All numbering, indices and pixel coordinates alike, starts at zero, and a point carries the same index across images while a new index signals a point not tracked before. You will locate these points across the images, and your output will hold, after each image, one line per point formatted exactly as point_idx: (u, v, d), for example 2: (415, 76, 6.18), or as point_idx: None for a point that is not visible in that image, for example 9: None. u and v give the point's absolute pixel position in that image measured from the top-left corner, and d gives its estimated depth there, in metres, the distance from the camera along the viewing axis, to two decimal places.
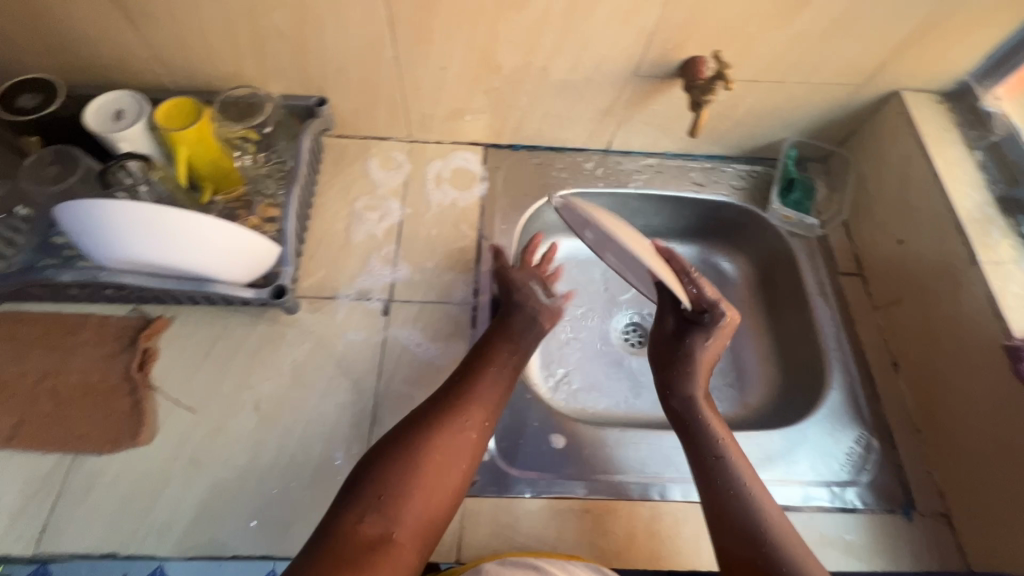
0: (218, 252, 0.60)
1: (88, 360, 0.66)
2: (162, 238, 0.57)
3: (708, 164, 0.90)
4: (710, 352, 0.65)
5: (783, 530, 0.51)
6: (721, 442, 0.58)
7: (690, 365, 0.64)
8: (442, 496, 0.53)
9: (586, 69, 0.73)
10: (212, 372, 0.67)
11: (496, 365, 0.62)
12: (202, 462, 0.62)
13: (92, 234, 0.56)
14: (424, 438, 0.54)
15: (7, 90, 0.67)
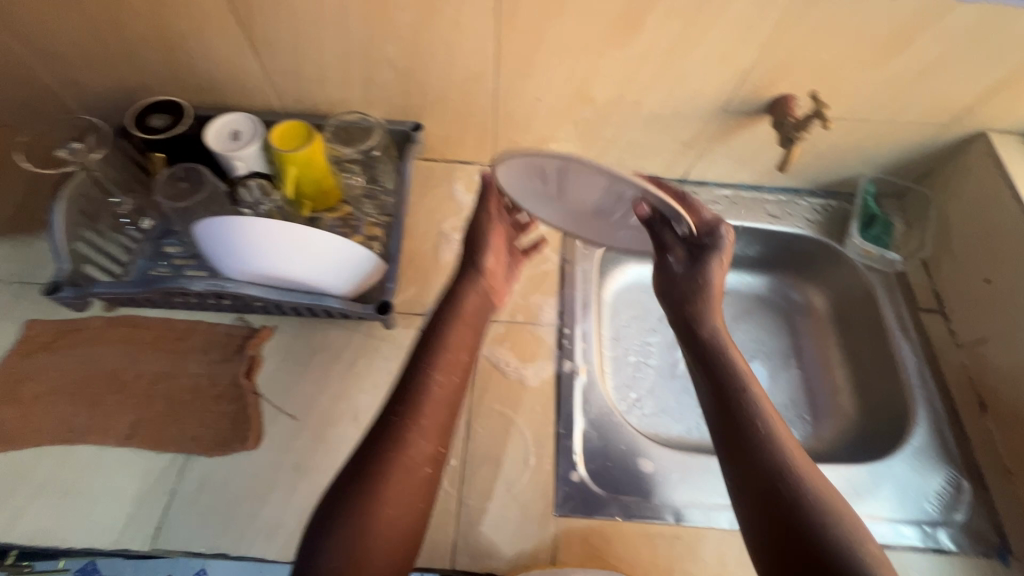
0: (341, 257, 0.63)
1: (200, 364, 0.69)
2: (293, 242, 0.60)
3: (783, 197, 0.91)
4: (721, 277, 0.59)
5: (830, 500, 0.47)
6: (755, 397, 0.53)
7: (707, 295, 0.59)
8: (391, 551, 0.49)
9: (676, 103, 0.76)
10: (313, 381, 0.70)
11: (432, 386, 0.55)
12: (306, 468, 0.64)
13: (230, 242, 0.60)
14: (357, 505, 0.48)
15: (141, 111, 0.72)
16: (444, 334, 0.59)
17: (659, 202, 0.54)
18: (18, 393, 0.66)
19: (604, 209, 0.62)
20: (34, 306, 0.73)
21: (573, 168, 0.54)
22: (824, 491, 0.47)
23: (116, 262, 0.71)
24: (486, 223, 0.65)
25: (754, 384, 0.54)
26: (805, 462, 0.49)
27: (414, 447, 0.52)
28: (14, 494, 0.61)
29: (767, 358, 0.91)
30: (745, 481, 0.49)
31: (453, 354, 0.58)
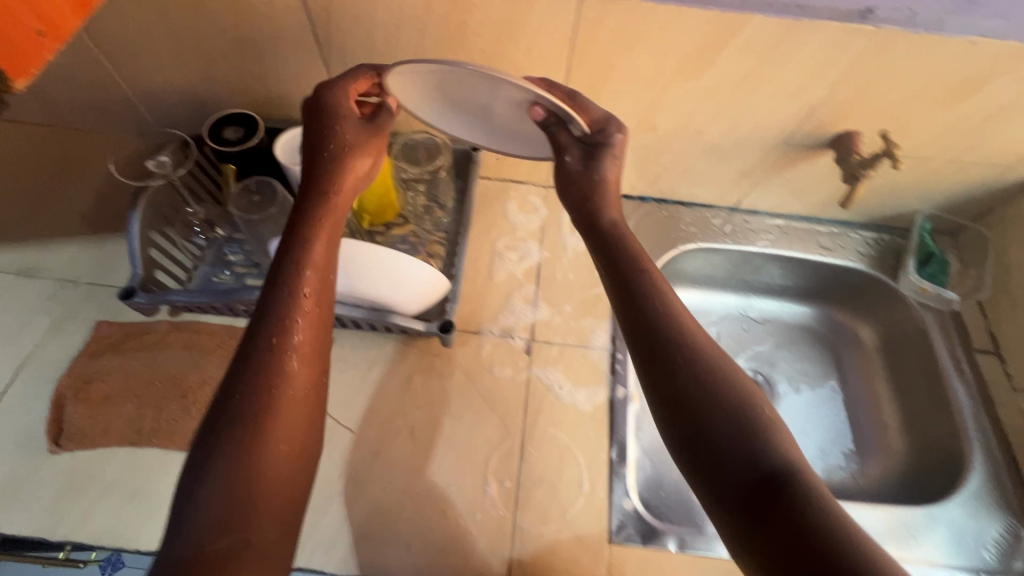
0: (411, 280, 0.64)
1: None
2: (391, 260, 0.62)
3: (835, 229, 0.91)
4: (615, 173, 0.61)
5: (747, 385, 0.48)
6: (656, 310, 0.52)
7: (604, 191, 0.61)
8: (286, 463, 0.48)
9: (739, 134, 0.76)
10: (370, 395, 0.71)
11: (298, 310, 0.53)
12: (364, 481, 0.65)
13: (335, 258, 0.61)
14: (233, 446, 0.46)
15: (216, 123, 0.73)
16: (304, 253, 0.55)
17: (554, 105, 0.57)
18: (87, 394, 0.67)
19: (507, 123, 0.65)
20: (103, 308, 0.75)
21: (467, 77, 0.55)
22: (728, 376, 0.48)
23: (182, 268, 0.74)
24: (342, 126, 0.59)
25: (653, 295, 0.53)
26: (706, 360, 0.49)
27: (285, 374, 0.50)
28: (81, 495, 0.62)
29: (811, 389, 0.92)
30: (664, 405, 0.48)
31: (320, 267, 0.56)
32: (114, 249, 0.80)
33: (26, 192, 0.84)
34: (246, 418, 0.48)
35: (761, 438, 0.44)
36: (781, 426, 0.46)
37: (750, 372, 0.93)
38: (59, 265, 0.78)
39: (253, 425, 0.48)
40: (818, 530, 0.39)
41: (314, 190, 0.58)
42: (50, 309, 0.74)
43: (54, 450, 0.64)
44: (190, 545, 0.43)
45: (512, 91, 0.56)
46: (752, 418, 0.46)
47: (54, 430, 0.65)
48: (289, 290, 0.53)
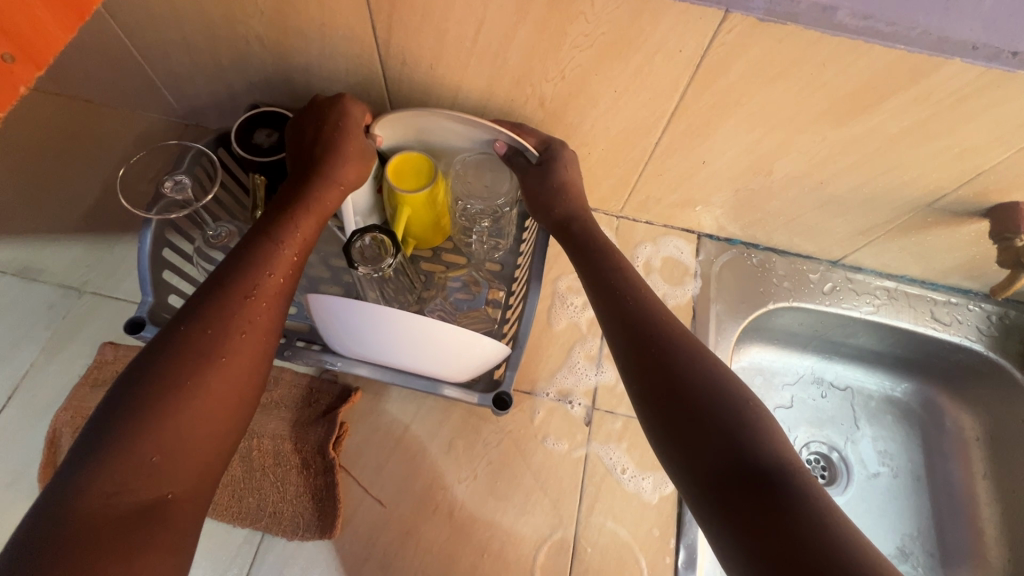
0: (476, 360, 0.53)
1: (285, 426, 0.61)
2: (459, 355, 0.51)
3: (952, 299, 0.78)
4: (573, 176, 0.60)
5: (739, 385, 0.44)
6: (654, 316, 0.50)
7: (567, 196, 0.60)
8: (225, 415, 0.43)
9: (872, 190, 0.63)
10: (405, 462, 0.62)
11: (279, 262, 0.49)
12: (393, 566, 0.57)
13: (400, 348, 0.50)
14: (175, 385, 0.40)
15: (246, 124, 0.62)
16: (299, 212, 0.52)
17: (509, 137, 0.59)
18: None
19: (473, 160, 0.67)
20: (107, 325, 0.66)
21: (433, 121, 0.59)
22: (721, 374, 0.45)
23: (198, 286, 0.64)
24: (353, 132, 0.56)
25: (641, 291, 0.52)
26: (697, 361, 0.46)
27: (251, 325, 0.45)
28: None
29: (893, 474, 0.81)
30: (659, 402, 0.45)
31: (307, 230, 0.52)
32: (124, 253, 0.70)
33: (27, 174, 0.73)
34: (196, 359, 0.42)
35: (761, 436, 0.41)
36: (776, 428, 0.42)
37: (825, 447, 0.82)
38: (61, 268, 0.69)
39: (206, 367, 0.42)
40: (820, 531, 0.36)
41: (303, 171, 0.54)
42: (51, 322, 0.66)
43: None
44: (110, 484, 0.37)
45: (472, 128, 0.59)
46: (749, 411, 0.42)
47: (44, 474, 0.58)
48: (271, 242, 0.49)
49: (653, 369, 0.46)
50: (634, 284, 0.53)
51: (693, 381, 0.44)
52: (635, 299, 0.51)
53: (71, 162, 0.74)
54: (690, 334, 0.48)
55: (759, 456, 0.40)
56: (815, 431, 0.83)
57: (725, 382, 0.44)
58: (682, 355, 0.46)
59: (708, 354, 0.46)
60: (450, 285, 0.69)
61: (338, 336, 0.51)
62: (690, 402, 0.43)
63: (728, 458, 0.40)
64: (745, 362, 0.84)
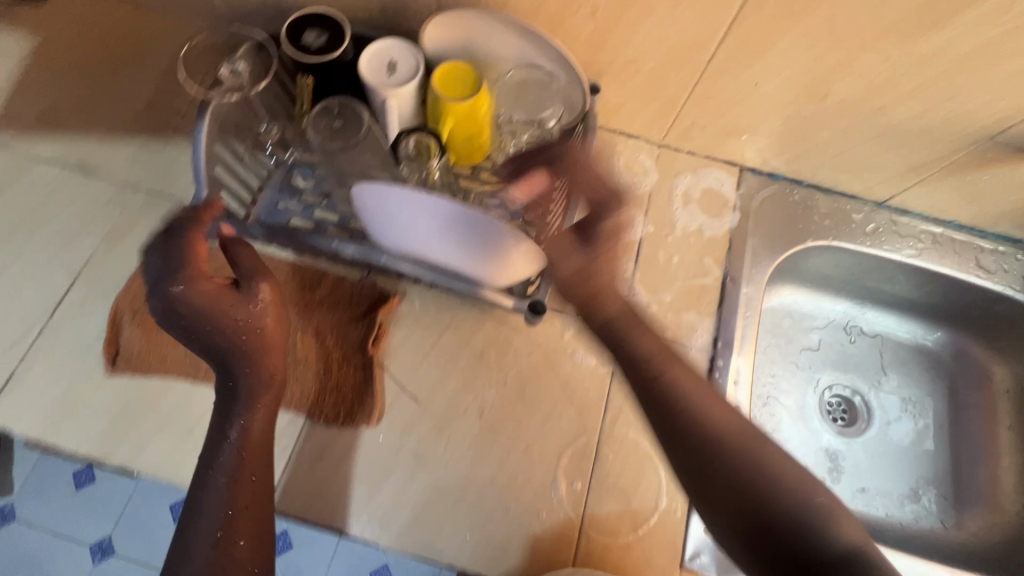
0: (510, 265, 0.54)
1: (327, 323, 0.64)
2: (499, 258, 0.52)
3: (999, 247, 0.76)
4: (613, 244, 0.52)
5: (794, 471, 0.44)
6: (695, 403, 0.48)
7: (609, 264, 0.52)
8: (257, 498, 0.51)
9: (933, 119, 0.61)
10: (439, 363, 0.64)
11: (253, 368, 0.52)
12: (425, 457, 0.60)
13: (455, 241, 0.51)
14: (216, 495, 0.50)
15: (296, 24, 0.61)
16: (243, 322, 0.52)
17: (550, 48, 0.61)
18: (140, 314, 0.63)
19: (516, 88, 0.64)
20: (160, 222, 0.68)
21: (485, 32, 0.61)
22: (771, 463, 0.44)
23: (249, 192, 0.67)
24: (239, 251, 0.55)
25: (680, 371, 0.50)
26: (741, 455, 0.45)
27: (251, 426, 0.53)
28: (139, 424, 0.60)
29: (913, 421, 0.82)
30: (717, 501, 0.45)
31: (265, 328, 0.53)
32: (174, 156, 0.72)
33: (76, 74, 0.74)
34: (227, 465, 0.51)
35: (820, 526, 0.41)
36: (836, 514, 0.42)
37: (847, 390, 0.84)
38: (117, 165, 0.71)
39: (234, 475, 0.51)
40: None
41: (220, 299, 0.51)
42: (108, 215, 0.69)
43: (110, 371, 0.61)
44: None
45: (517, 43, 0.62)
46: (810, 503, 0.42)
47: (110, 349, 0.62)
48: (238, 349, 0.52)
49: (702, 472, 0.46)
50: (669, 362, 0.50)
51: (751, 485, 0.44)
52: (671, 382, 0.49)
53: (119, 64, 0.75)
54: (726, 425, 0.47)
55: (812, 544, 0.41)
56: (835, 373, 0.84)
57: (778, 475, 0.44)
58: (727, 460, 0.45)
59: (758, 437, 0.46)
60: (488, 203, 0.65)
61: (394, 224, 0.51)
62: (753, 514, 0.43)
63: (796, 558, 0.41)
64: (775, 303, 0.84)
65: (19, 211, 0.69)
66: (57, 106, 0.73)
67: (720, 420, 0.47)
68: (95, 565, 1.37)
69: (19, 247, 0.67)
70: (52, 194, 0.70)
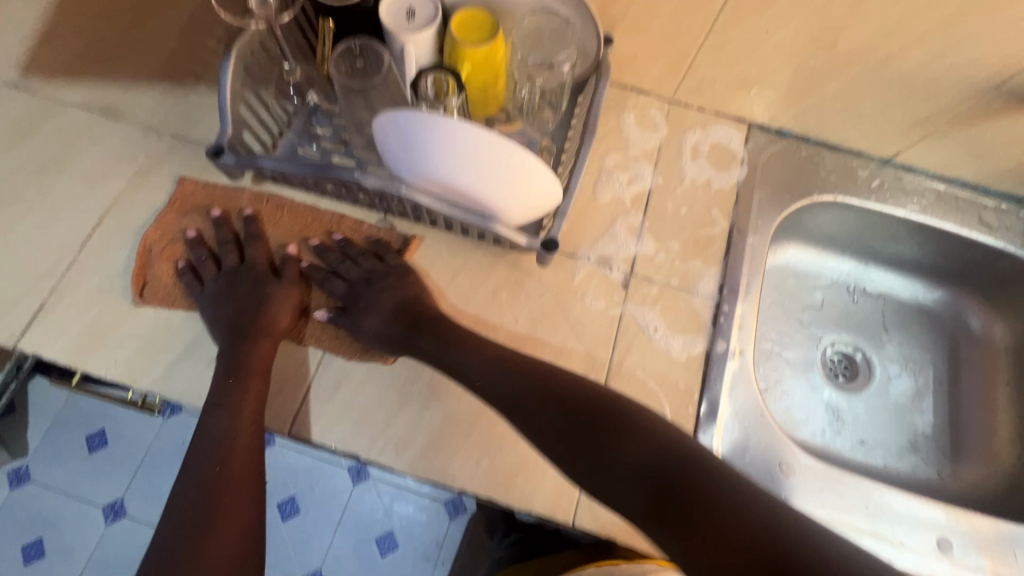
0: (523, 192, 0.56)
1: (342, 260, 0.66)
2: (506, 185, 0.55)
3: (1002, 206, 0.77)
4: (383, 297, 0.62)
5: (626, 411, 0.49)
6: (528, 375, 0.54)
7: (385, 283, 0.63)
8: (237, 491, 0.55)
9: (940, 67, 0.62)
10: (452, 303, 0.67)
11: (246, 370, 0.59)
12: (439, 389, 0.63)
13: (456, 164, 0.54)
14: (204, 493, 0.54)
15: None
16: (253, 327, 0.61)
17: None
18: (170, 252, 0.67)
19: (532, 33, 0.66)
20: (184, 163, 0.71)
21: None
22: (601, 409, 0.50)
23: (268, 135, 0.68)
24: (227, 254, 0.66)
25: (507, 353, 0.57)
26: (571, 411, 0.50)
27: (237, 425, 0.57)
28: (166, 351, 0.63)
29: (913, 378, 0.84)
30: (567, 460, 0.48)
31: (271, 334, 0.62)
32: (197, 103, 0.74)
33: (101, 21, 0.76)
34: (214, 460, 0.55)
35: (644, 446, 0.46)
36: (655, 434, 0.47)
37: (849, 347, 0.85)
38: (142, 110, 0.73)
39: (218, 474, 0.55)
40: (739, 524, 0.39)
41: (244, 282, 0.64)
42: (134, 157, 0.71)
43: (138, 302, 0.64)
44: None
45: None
46: (635, 430, 0.47)
47: (138, 285, 0.64)
48: (241, 349, 0.60)
49: (554, 440, 0.49)
50: (484, 345, 0.58)
51: (587, 433, 0.48)
52: (501, 362, 0.56)
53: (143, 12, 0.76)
54: (560, 386, 0.52)
55: (646, 468, 0.45)
56: (838, 330, 0.86)
57: (604, 416, 0.49)
58: (564, 412, 0.50)
59: (575, 384, 0.52)
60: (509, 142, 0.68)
61: (402, 149, 0.55)
62: (594, 442, 0.47)
63: (636, 485, 0.44)
64: (781, 262, 0.86)
65: (48, 151, 0.71)
66: (82, 51, 0.74)
67: (512, 371, 0.54)
68: (107, 526, 1.40)
69: (49, 184, 0.69)
70: (80, 136, 0.72)
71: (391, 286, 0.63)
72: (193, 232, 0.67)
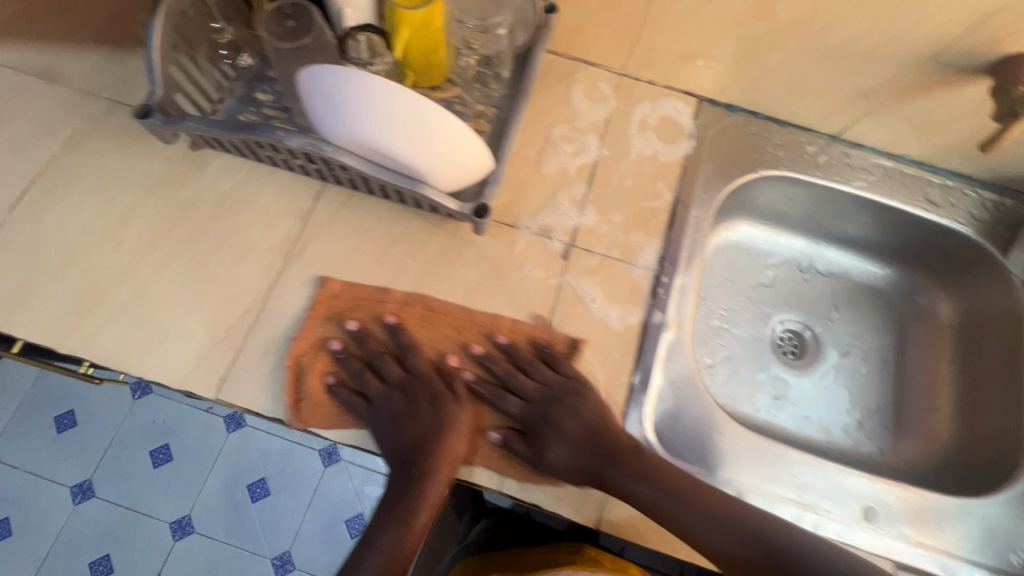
0: (444, 152, 0.56)
1: (511, 372, 0.63)
2: (424, 143, 0.55)
3: (949, 183, 0.77)
4: (568, 425, 0.60)
5: (805, 552, 0.55)
6: (715, 513, 0.57)
7: (575, 412, 0.61)
8: None
9: (878, 37, 0.62)
10: (388, 271, 0.66)
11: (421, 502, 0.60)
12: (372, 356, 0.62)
13: (369, 119, 0.54)
14: None
15: None
16: (434, 465, 0.59)
17: None
18: (320, 365, 0.62)
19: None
20: (119, 127, 0.70)
21: None
22: (784, 550, 0.55)
23: (206, 100, 0.68)
24: (389, 368, 0.63)
25: (698, 490, 0.58)
26: (756, 546, 0.56)
27: (402, 553, 0.59)
28: (93, 314, 0.62)
29: (861, 356, 0.84)
30: None
31: (444, 472, 0.59)
32: (136, 66, 0.73)
33: None
34: None
35: None
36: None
37: (798, 326, 0.85)
38: (80, 72, 0.72)
39: None
40: None
41: (423, 399, 0.61)
42: (69, 120, 0.70)
43: (291, 423, 0.60)
44: None
45: None
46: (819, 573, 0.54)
47: (292, 406, 0.60)
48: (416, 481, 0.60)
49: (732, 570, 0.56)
50: (678, 482, 0.58)
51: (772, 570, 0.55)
52: (688, 498, 0.57)
53: None
54: (737, 519, 0.56)
55: None
56: (787, 308, 0.86)
57: (785, 553, 0.55)
58: (741, 547, 0.56)
59: (759, 519, 0.57)
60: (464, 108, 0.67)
61: (322, 108, 0.55)
62: None
63: None
64: (733, 238, 0.86)
65: None
66: None
67: (706, 509, 0.57)
68: (74, 506, 1.39)
69: None
70: (15, 98, 0.70)
71: (575, 408, 0.61)
72: (339, 344, 0.63)
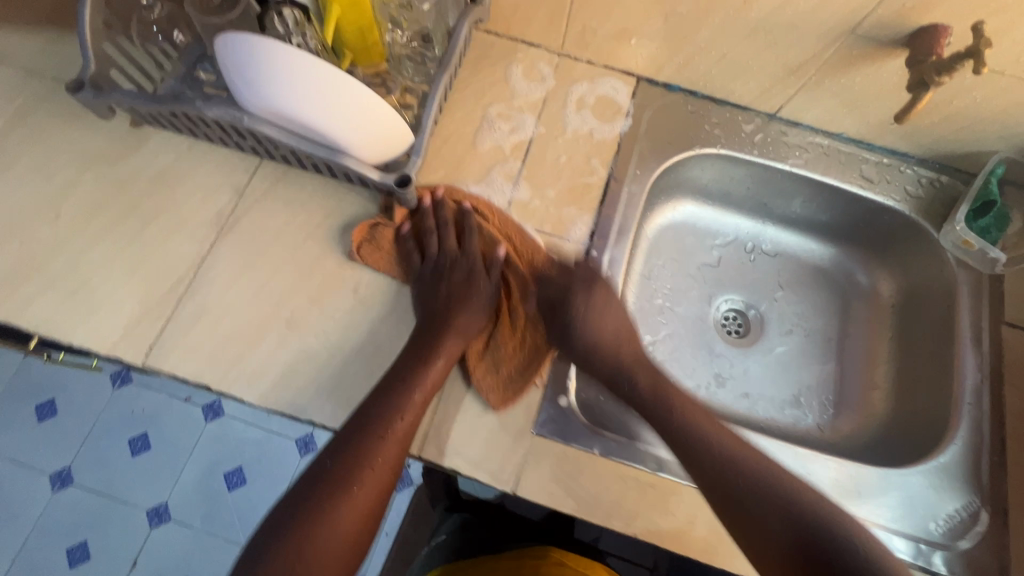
0: (358, 120, 0.57)
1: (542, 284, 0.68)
2: (337, 111, 0.56)
3: (885, 160, 0.78)
4: (591, 332, 0.66)
5: (812, 505, 0.54)
6: (721, 448, 0.58)
7: (595, 325, 0.66)
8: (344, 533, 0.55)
9: (796, 11, 0.62)
10: (318, 244, 0.67)
11: (420, 380, 0.59)
12: (299, 325, 0.63)
13: (281, 86, 0.55)
14: (310, 524, 0.54)
15: None
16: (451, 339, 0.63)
17: None
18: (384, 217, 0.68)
19: None
20: (63, 105, 0.71)
21: None
22: (785, 491, 0.55)
23: (148, 79, 0.69)
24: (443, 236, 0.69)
25: (710, 423, 0.60)
26: (756, 479, 0.56)
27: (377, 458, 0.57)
28: (27, 283, 0.63)
29: (804, 334, 0.84)
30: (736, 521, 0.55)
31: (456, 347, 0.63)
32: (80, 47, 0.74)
33: None
34: (340, 494, 0.55)
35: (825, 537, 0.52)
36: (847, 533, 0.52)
37: (742, 305, 0.86)
38: (25, 53, 0.73)
39: (332, 511, 0.55)
40: None
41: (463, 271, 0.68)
42: (13, 100, 0.71)
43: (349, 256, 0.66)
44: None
45: None
46: (818, 522, 0.53)
47: (353, 239, 0.66)
48: (430, 352, 0.61)
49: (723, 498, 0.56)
50: (694, 418, 0.60)
51: (765, 504, 0.55)
52: (697, 429, 0.59)
53: None
54: (743, 454, 0.57)
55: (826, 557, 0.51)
56: (731, 287, 0.86)
57: (789, 496, 0.55)
58: (743, 478, 0.56)
59: (770, 466, 0.57)
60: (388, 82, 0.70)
61: (238, 75, 0.56)
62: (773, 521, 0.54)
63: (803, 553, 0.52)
64: (678, 217, 0.86)
65: None
66: None
67: (715, 440, 0.58)
68: (52, 494, 1.40)
69: None
70: None
71: (600, 311, 0.67)
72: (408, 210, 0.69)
